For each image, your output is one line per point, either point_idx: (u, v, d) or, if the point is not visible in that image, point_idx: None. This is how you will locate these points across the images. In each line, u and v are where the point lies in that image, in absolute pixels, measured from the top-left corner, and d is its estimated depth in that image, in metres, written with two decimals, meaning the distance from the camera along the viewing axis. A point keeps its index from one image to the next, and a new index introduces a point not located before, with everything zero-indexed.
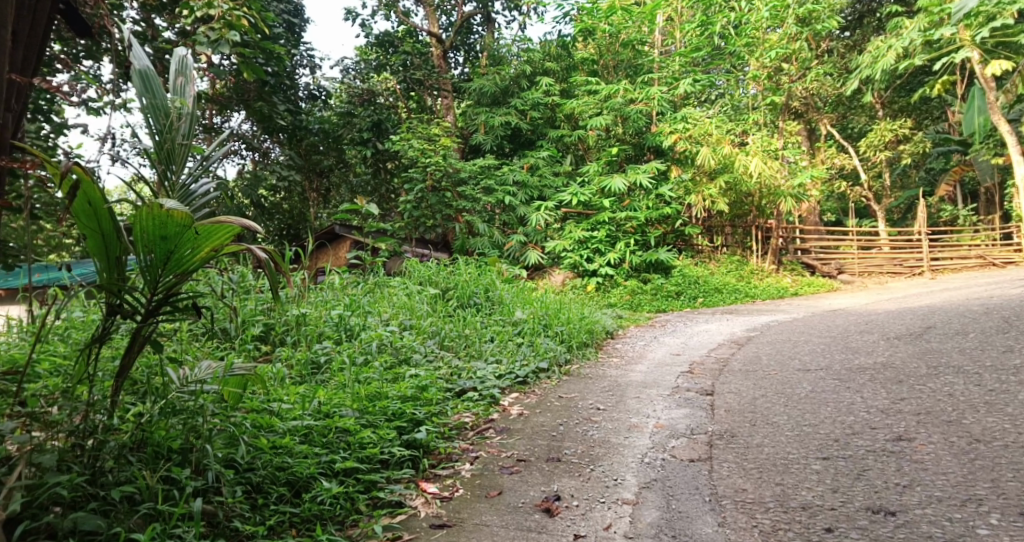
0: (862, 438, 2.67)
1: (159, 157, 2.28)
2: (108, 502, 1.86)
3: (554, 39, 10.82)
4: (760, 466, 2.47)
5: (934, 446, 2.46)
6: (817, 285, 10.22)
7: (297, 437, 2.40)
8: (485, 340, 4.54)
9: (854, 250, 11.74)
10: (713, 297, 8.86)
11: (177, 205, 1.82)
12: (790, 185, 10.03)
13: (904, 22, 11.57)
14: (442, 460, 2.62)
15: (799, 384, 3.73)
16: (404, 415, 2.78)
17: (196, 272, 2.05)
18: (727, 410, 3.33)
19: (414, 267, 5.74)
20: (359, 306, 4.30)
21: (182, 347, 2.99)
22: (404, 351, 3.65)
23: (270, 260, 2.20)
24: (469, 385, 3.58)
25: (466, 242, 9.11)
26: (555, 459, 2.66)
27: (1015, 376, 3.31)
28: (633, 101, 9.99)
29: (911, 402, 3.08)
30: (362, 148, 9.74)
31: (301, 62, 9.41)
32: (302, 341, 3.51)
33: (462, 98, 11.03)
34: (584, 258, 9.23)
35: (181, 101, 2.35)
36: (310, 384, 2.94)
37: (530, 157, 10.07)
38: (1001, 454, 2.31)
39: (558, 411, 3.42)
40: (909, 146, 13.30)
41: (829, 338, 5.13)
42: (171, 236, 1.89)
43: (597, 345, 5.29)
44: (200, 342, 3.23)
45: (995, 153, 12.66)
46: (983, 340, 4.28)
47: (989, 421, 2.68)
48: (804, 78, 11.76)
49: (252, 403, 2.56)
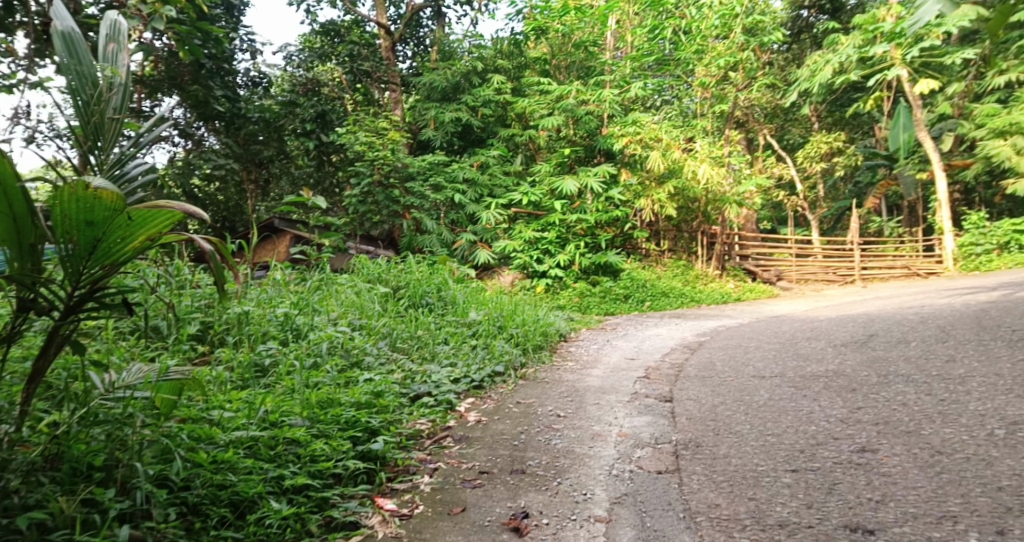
0: (828, 449, 2.64)
1: (85, 132, 2.03)
2: (13, 529, 1.62)
3: (506, 36, 10.69)
4: (730, 479, 2.40)
5: (899, 459, 2.44)
6: (758, 291, 10.49)
7: (240, 449, 2.18)
8: (438, 342, 4.36)
9: (792, 257, 12.08)
10: (660, 301, 8.93)
11: (106, 185, 1.59)
12: (734, 192, 10.19)
13: (840, 38, 12.02)
14: (399, 473, 2.44)
15: (756, 391, 3.72)
16: (359, 424, 2.58)
17: (128, 264, 1.80)
18: (689, 418, 3.28)
19: (363, 264, 5.48)
20: (305, 303, 4.04)
21: (106, 347, 2.69)
22: (355, 354, 3.43)
23: (215, 256, 1.99)
24: (424, 390, 3.40)
25: (414, 239, 8.84)
26: (519, 471, 2.52)
27: (962, 386, 3.36)
28: (585, 103, 9.99)
29: (868, 412, 3.09)
30: (304, 140, 9.24)
31: (239, 45, 8.93)
32: (244, 342, 3.24)
33: (411, 92, 10.78)
34: (534, 258, 9.17)
35: (113, 70, 2.11)
36: (254, 390, 2.70)
37: (480, 155, 9.88)
38: (964, 467, 2.29)
39: (517, 417, 3.29)
40: (842, 159, 13.87)
41: (778, 345, 5.19)
42: (99, 221, 1.64)
43: (551, 348, 5.20)
44: (128, 341, 2.93)
45: (919, 168, 13.34)
46: (925, 349, 4.40)
47: (947, 432, 2.69)
48: (749, 87, 12.03)
49: (188, 410, 2.31)
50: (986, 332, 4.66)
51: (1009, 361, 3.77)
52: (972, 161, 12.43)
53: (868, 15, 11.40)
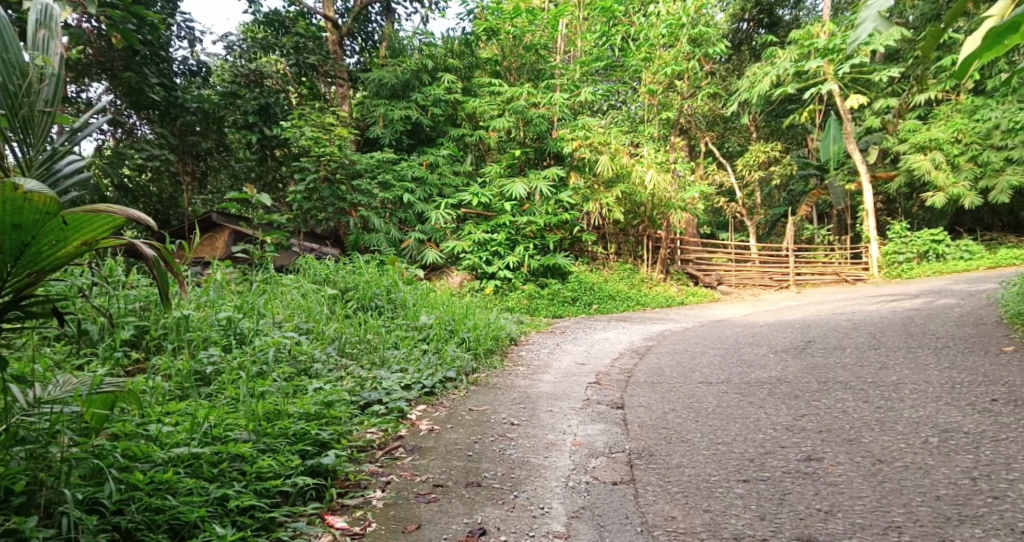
0: (776, 457, 2.69)
1: (13, 126, 1.91)
2: None
3: (456, 35, 10.55)
4: (684, 490, 2.42)
5: (843, 467, 2.51)
6: (701, 295, 10.75)
7: (181, 468, 2.06)
8: (389, 347, 4.26)
9: (731, 262, 12.39)
10: (607, 304, 9.01)
11: (39, 188, 1.50)
12: (680, 198, 10.35)
13: (778, 52, 12.46)
14: (350, 488, 2.35)
15: (705, 398, 3.78)
16: (309, 436, 2.48)
17: (58, 268, 1.72)
18: (641, 425, 3.30)
19: (309, 264, 5.29)
20: (248, 306, 3.86)
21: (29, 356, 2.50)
22: (303, 361, 3.30)
23: (159, 262, 1.88)
24: (374, 397, 3.31)
25: (361, 238, 8.70)
26: (475, 484, 2.47)
27: (896, 392, 3.50)
28: (535, 105, 10.02)
29: (811, 419, 3.18)
30: (246, 133, 8.94)
31: (177, 32, 8.51)
32: (183, 348, 3.05)
33: (360, 88, 10.54)
34: (483, 260, 9.10)
35: (45, 59, 2.01)
36: (195, 401, 2.56)
37: (429, 154, 9.72)
38: (904, 476, 2.38)
39: (471, 426, 3.23)
40: (778, 168, 14.38)
41: (722, 350, 5.32)
42: (27, 224, 1.55)
43: (502, 353, 5.17)
44: (54, 351, 2.74)
45: (848, 179, 13.98)
46: (860, 355, 4.57)
47: (885, 440, 2.78)
48: (694, 96, 12.32)
49: (122, 424, 2.17)
50: (913, 339, 4.90)
51: (936, 368, 3.95)
52: (896, 174, 13.14)
53: (804, 31, 11.89)
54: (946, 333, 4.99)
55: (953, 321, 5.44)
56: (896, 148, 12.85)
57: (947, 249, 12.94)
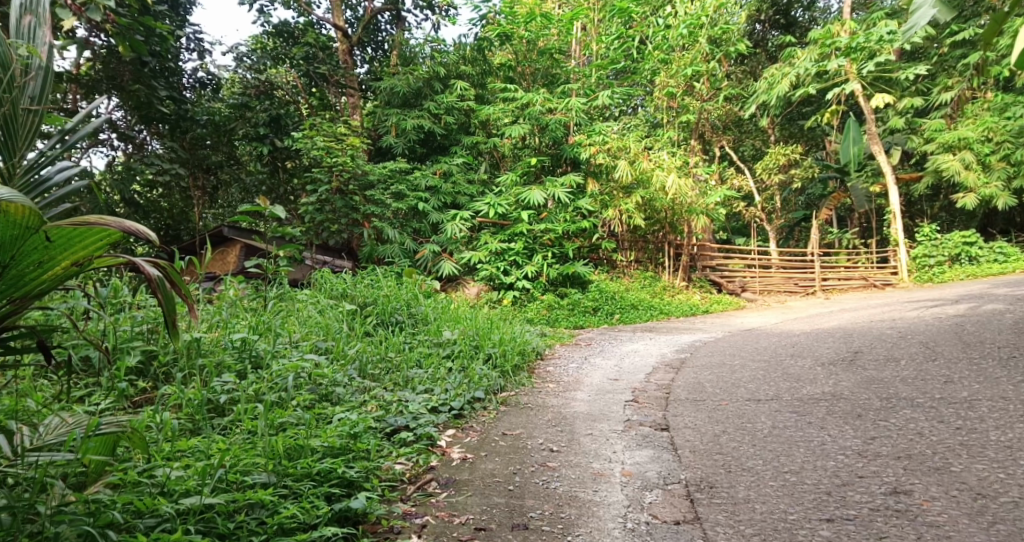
0: (859, 491, 2.39)
1: None
2: None
3: (469, 42, 10.32)
4: (760, 532, 2.13)
5: (940, 503, 2.22)
6: (725, 303, 10.39)
7: (192, 525, 1.81)
8: (412, 366, 4.00)
9: (756, 270, 11.80)
10: (630, 313, 8.71)
11: (14, 196, 1.27)
12: (702, 203, 10.04)
13: (796, 52, 12.11)
14: (382, 535, 2.07)
15: (757, 418, 3.47)
16: (335, 474, 2.22)
17: (41, 292, 1.48)
18: (694, 450, 3.01)
19: (325, 279, 5.05)
20: (264, 326, 3.60)
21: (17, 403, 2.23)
22: (323, 387, 3.04)
23: (163, 282, 1.62)
24: (400, 423, 3.05)
25: (374, 250, 8.44)
26: (523, 527, 2.18)
27: (973, 411, 3.19)
28: (551, 111, 9.67)
29: (885, 443, 2.86)
30: (257, 144, 8.74)
31: (186, 45, 8.39)
32: (194, 376, 2.81)
33: (370, 97, 10.34)
34: (501, 270, 8.83)
35: (30, 50, 1.83)
36: (209, 438, 2.32)
37: (443, 163, 9.45)
38: (1019, 516, 2.08)
39: (507, 454, 2.95)
40: (799, 170, 13.87)
41: (763, 363, 4.97)
42: (4, 241, 1.32)
43: (529, 369, 4.89)
44: (46, 392, 2.47)
45: (871, 181, 13.61)
46: (918, 368, 4.23)
47: (980, 469, 2.48)
48: (714, 98, 12.02)
49: (125, 471, 1.91)
50: (974, 349, 4.56)
51: (1009, 383, 3.63)
52: (921, 174, 12.76)
53: (822, 30, 11.48)
54: (1006, 341, 4.65)
55: (1009, 328, 5.10)
56: (921, 147, 12.46)
57: (980, 251, 12.55)
